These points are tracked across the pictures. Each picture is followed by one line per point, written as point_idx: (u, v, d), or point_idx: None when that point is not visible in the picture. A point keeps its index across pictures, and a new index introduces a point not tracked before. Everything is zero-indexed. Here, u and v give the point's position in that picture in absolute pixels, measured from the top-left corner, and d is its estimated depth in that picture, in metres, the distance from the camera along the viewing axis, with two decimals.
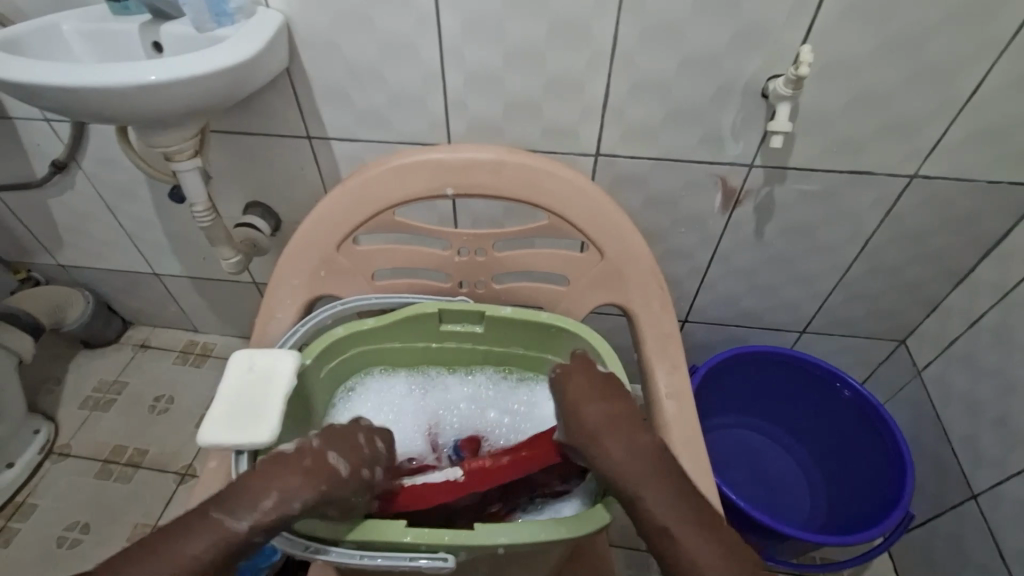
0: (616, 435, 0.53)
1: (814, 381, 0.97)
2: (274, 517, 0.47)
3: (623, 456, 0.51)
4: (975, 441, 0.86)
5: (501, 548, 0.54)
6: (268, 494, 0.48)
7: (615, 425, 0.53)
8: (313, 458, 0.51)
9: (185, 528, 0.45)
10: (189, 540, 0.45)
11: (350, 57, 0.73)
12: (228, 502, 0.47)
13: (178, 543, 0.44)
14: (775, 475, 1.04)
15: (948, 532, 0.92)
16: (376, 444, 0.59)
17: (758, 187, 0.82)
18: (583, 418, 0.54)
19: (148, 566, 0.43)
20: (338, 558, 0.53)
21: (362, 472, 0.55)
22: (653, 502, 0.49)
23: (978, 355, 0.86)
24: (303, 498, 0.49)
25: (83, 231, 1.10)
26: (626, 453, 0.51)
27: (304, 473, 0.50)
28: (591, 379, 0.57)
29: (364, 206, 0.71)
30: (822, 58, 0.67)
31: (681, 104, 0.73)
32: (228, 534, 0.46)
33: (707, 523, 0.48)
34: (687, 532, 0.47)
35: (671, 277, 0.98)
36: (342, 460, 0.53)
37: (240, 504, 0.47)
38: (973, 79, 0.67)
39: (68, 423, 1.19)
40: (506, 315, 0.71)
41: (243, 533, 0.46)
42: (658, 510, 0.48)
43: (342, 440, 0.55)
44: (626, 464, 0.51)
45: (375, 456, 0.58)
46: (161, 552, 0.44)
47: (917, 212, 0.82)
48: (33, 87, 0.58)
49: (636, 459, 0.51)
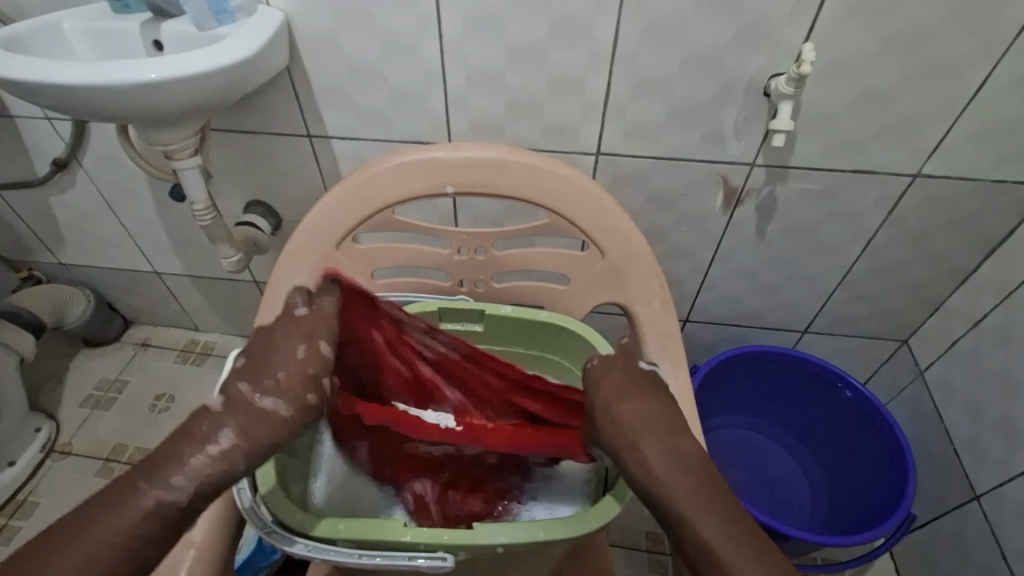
0: (651, 431, 0.54)
1: (814, 380, 0.97)
2: (215, 480, 0.49)
3: (659, 452, 0.52)
4: (978, 441, 0.86)
5: (501, 547, 0.54)
6: (210, 453, 0.49)
7: (650, 422, 0.55)
8: (242, 407, 0.53)
9: (111, 505, 0.45)
10: (124, 511, 0.45)
11: (350, 54, 0.73)
12: (159, 473, 0.47)
13: (105, 518, 0.44)
14: (777, 476, 1.03)
15: (949, 532, 0.92)
16: (320, 352, 0.59)
17: (759, 186, 0.82)
18: (617, 415, 0.56)
19: (81, 539, 0.43)
20: (299, 550, 0.53)
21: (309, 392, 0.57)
22: (682, 502, 0.49)
23: (981, 355, 0.85)
24: (239, 453, 0.51)
25: (85, 230, 1.11)
26: (656, 451, 0.52)
27: (236, 424, 0.51)
28: (629, 378, 0.59)
29: (365, 204, 0.71)
30: (824, 56, 0.67)
31: (683, 102, 0.73)
32: (166, 505, 0.46)
33: (742, 523, 0.47)
34: (722, 530, 0.47)
35: (672, 276, 0.97)
36: (279, 402, 0.54)
37: (162, 472, 0.47)
38: (977, 77, 0.67)
39: (69, 422, 1.19)
40: (505, 314, 0.71)
41: (183, 501, 0.47)
42: (687, 508, 0.48)
43: (281, 368, 0.56)
44: (657, 462, 0.52)
45: (322, 369, 0.59)
46: (86, 534, 0.43)
47: (920, 212, 0.81)
48: (32, 85, 0.58)
49: (671, 455, 0.52)
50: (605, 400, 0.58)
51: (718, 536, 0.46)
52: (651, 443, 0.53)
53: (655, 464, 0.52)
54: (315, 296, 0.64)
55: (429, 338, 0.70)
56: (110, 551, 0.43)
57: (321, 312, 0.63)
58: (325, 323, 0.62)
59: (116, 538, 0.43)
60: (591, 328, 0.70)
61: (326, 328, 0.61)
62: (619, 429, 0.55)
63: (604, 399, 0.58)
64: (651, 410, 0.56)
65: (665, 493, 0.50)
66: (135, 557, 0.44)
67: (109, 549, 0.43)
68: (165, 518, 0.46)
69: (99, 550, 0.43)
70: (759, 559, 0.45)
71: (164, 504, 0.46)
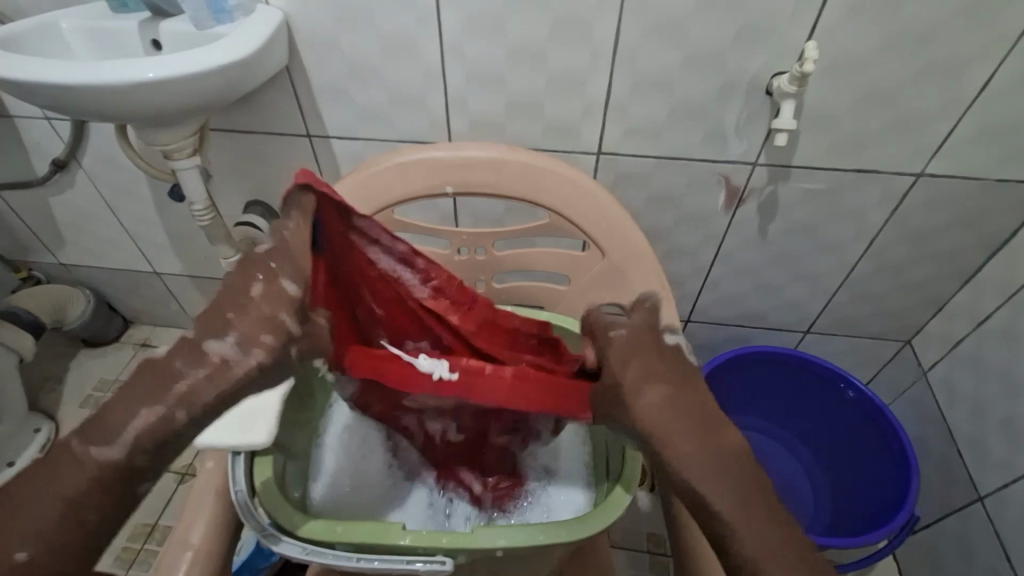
0: (683, 424, 0.49)
1: (817, 381, 0.97)
2: (157, 440, 0.44)
3: (688, 455, 0.47)
4: (981, 441, 0.85)
5: (500, 550, 0.54)
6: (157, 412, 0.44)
7: (681, 423, 0.49)
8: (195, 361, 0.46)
9: (49, 467, 0.41)
10: (58, 473, 0.41)
11: (349, 53, 0.73)
12: (96, 430, 0.43)
13: (45, 485, 0.40)
14: (779, 476, 1.02)
15: (953, 534, 0.91)
16: (283, 288, 0.50)
17: (761, 186, 0.81)
18: (641, 407, 0.50)
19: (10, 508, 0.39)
20: (290, 549, 0.54)
21: (265, 328, 0.48)
22: (717, 503, 0.45)
23: (985, 355, 0.85)
24: (185, 407, 0.45)
25: (84, 230, 1.10)
26: (689, 448, 0.47)
27: (190, 378, 0.45)
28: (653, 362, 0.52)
29: (364, 204, 0.70)
30: (827, 54, 0.66)
31: (684, 100, 0.73)
32: (104, 464, 0.42)
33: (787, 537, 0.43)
34: (759, 531, 0.43)
35: (673, 276, 0.97)
36: (226, 343, 0.47)
37: (104, 433, 0.43)
38: (981, 77, 0.66)
39: (69, 422, 1.19)
40: (506, 315, 0.70)
41: (120, 459, 0.42)
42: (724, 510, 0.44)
43: (239, 312, 0.48)
44: (689, 459, 0.47)
45: (284, 306, 0.50)
46: (19, 504, 0.39)
47: (923, 211, 0.81)
48: (28, 85, 0.58)
49: (705, 459, 0.46)
50: (626, 393, 0.52)
51: (757, 548, 0.42)
52: (683, 444, 0.48)
53: (686, 470, 0.46)
54: (281, 220, 0.54)
55: (400, 264, 0.63)
56: (51, 522, 0.39)
57: (287, 243, 0.53)
58: (293, 258, 0.52)
59: (51, 505, 0.39)
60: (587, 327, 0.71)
61: (290, 266, 0.51)
62: (643, 425, 0.50)
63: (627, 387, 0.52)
64: (680, 406, 0.50)
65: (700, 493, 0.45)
66: (78, 529, 0.40)
67: (37, 519, 0.39)
68: (106, 482, 0.41)
69: (38, 522, 0.39)
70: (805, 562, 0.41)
71: (105, 467, 0.41)
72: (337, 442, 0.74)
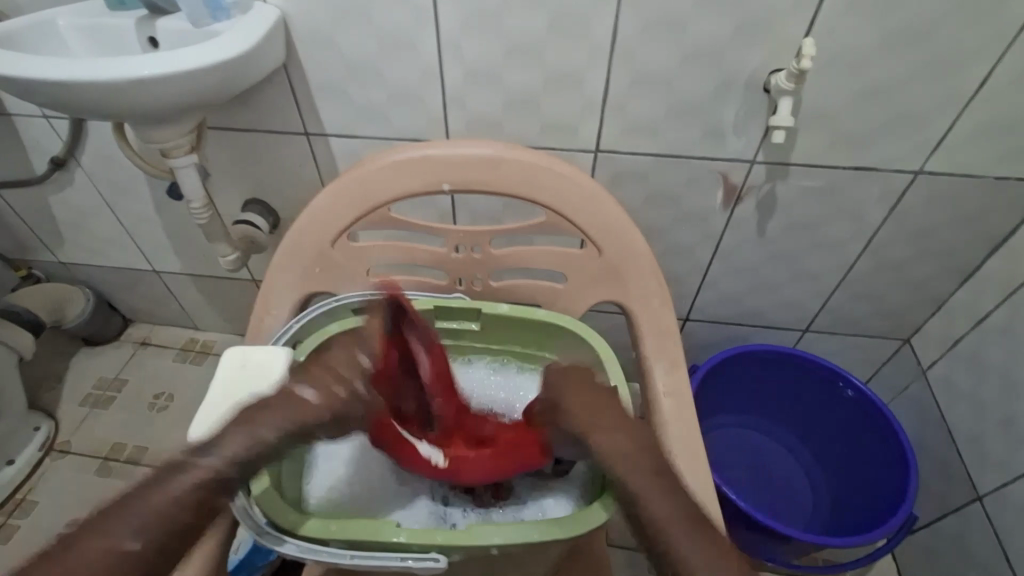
0: (617, 431, 0.56)
1: (815, 379, 0.96)
2: (246, 457, 0.52)
3: (614, 447, 0.55)
4: (980, 440, 0.85)
5: (495, 549, 0.54)
6: (244, 438, 0.52)
7: (610, 422, 0.58)
8: (286, 405, 0.56)
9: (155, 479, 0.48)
10: (168, 482, 0.48)
11: (346, 50, 0.72)
12: (202, 447, 0.51)
13: (154, 491, 0.48)
14: (778, 476, 1.02)
15: (952, 534, 0.91)
16: (360, 361, 0.62)
17: (760, 184, 0.81)
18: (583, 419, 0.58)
19: (130, 509, 0.46)
20: (290, 550, 0.53)
21: (343, 385, 0.60)
22: (642, 495, 0.51)
23: (984, 353, 0.84)
24: (279, 430, 0.54)
25: (84, 229, 1.10)
26: (619, 443, 0.55)
27: (285, 416, 0.55)
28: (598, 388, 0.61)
29: (361, 202, 0.70)
30: (825, 50, 0.66)
31: (683, 98, 0.72)
32: (206, 473, 0.50)
33: (697, 518, 0.50)
34: (674, 513, 0.50)
35: (672, 275, 0.97)
36: (312, 392, 0.57)
37: (209, 446, 0.51)
38: (980, 73, 0.66)
39: (68, 420, 1.19)
40: (500, 312, 0.73)
41: (218, 470, 0.50)
42: (649, 503, 0.51)
43: (320, 372, 0.59)
44: (612, 452, 0.55)
45: (356, 376, 0.61)
46: (135, 504, 0.47)
47: (923, 209, 0.81)
48: (24, 82, 0.58)
49: (631, 448, 0.55)
50: (566, 402, 0.61)
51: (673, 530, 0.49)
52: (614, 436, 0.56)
53: (614, 460, 0.54)
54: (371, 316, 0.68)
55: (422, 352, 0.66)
56: (155, 520, 0.46)
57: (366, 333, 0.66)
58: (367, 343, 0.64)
59: (160, 505, 0.47)
60: (579, 321, 0.71)
61: (362, 346, 0.63)
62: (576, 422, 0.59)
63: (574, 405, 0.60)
64: (610, 410, 0.59)
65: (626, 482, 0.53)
66: (176, 529, 0.47)
67: (157, 516, 0.46)
68: (202, 490, 0.49)
69: (145, 516, 0.46)
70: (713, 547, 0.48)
71: (202, 476, 0.49)
72: (340, 442, 0.74)
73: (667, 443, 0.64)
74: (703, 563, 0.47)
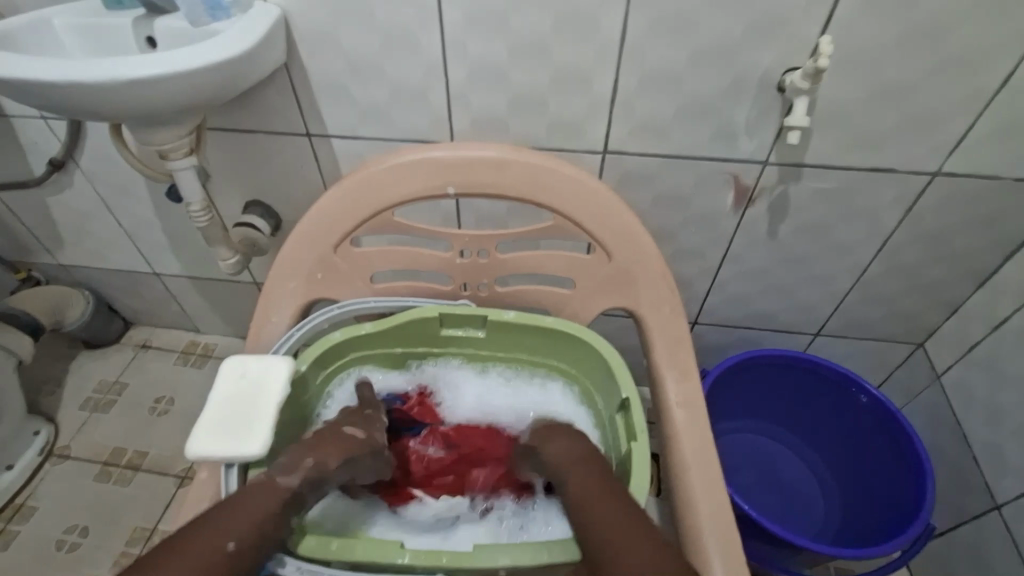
0: (563, 439, 0.62)
1: (828, 384, 0.94)
2: (311, 479, 0.55)
3: (560, 450, 0.60)
4: (998, 447, 0.83)
5: (503, 570, 0.53)
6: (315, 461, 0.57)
7: (557, 431, 0.64)
8: (342, 439, 0.61)
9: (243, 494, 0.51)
10: (253, 495, 0.51)
11: (349, 48, 0.71)
12: (281, 467, 0.55)
13: (244, 503, 0.50)
14: (790, 482, 1.01)
15: (968, 543, 0.89)
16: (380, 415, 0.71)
17: (772, 185, 0.79)
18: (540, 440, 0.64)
19: (229, 514, 0.49)
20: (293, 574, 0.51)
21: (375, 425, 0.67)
22: (572, 479, 0.56)
23: (1002, 359, 0.82)
24: (338, 459, 0.59)
25: (83, 230, 1.09)
26: (560, 449, 0.60)
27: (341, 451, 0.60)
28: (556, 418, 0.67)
29: (364, 206, 0.69)
30: (842, 48, 0.64)
31: (693, 97, 0.70)
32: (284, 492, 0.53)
33: (605, 486, 0.53)
34: (591, 487, 0.53)
35: (682, 278, 0.95)
36: (358, 430, 0.64)
37: (290, 468, 0.55)
38: (1003, 70, 0.64)
39: (68, 425, 1.18)
40: (508, 319, 0.71)
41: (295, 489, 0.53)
42: (575, 482, 0.55)
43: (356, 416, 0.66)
44: (558, 457, 0.59)
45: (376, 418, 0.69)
46: (228, 508, 0.49)
47: (940, 211, 0.78)
48: (19, 82, 0.56)
49: (563, 450, 0.60)
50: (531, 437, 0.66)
51: (589, 497, 0.52)
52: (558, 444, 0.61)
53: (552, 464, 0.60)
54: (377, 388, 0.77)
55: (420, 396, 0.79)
56: (251, 530, 0.48)
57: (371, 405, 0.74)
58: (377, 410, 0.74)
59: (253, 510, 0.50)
60: (587, 328, 0.70)
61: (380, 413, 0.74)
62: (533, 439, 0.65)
63: (534, 433, 0.66)
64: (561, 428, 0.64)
65: (564, 475, 0.57)
66: (267, 534, 0.49)
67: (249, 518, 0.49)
68: (284, 507, 0.52)
69: (247, 520, 0.49)
70: (620, 506, 0.50)
71: (285, 496, 0.53)
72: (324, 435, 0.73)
73: (681, 457, 0.63)
74: (605, 516, 0.49)
